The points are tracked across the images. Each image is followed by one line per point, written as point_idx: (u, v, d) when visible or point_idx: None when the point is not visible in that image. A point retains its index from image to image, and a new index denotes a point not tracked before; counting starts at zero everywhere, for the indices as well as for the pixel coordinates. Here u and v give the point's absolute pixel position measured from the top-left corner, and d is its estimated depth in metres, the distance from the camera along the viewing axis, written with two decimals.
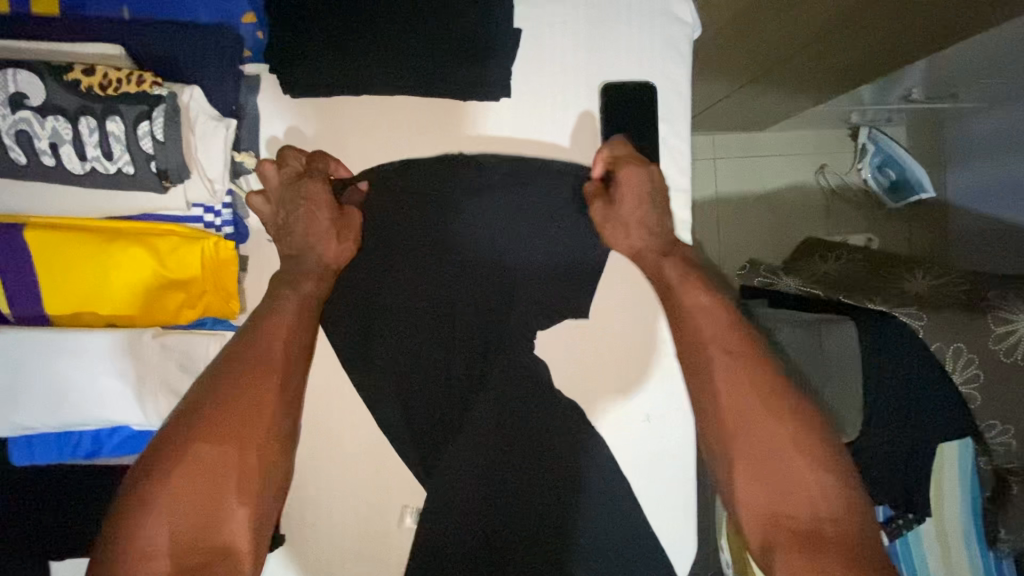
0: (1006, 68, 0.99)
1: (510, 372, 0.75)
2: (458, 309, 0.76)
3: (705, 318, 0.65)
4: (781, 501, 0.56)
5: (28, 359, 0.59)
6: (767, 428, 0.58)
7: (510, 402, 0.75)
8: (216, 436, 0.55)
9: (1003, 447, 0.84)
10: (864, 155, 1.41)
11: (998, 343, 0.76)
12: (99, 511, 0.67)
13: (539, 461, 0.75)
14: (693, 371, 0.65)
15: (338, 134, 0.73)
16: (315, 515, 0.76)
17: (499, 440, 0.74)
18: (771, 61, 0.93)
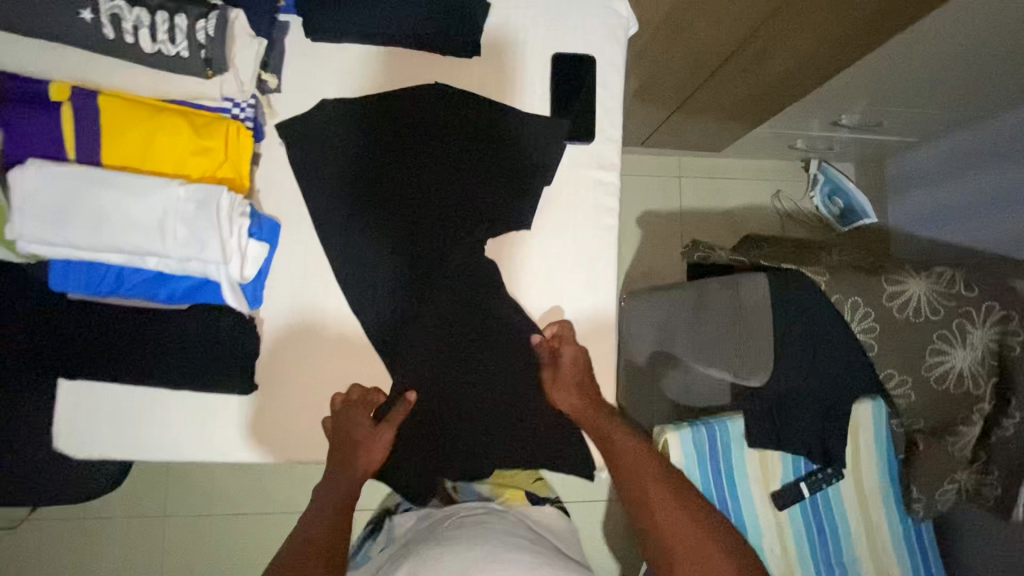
0: (913, 94, 1.15)
1: (456, 261, 0.78)
2: (409, 205, 0.78)
3: (633, 448, 0.78)
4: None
5: (67, 193, 0.62)
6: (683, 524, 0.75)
7: (453, 288, 0.78)
8: None
9: (906, 400, 0.94)
10: (816, 185, 1.57)
11: (892, 300, 0.90)
12: (109, 359, 0.71)
13: (476, 343, 0.79)
14: (632, 493, 0.77)
15: (308, 70, 0.79)
16: (271, 404, 0.75)
17: (439, 322, 0.78)
18: (706, 71, 1.10)
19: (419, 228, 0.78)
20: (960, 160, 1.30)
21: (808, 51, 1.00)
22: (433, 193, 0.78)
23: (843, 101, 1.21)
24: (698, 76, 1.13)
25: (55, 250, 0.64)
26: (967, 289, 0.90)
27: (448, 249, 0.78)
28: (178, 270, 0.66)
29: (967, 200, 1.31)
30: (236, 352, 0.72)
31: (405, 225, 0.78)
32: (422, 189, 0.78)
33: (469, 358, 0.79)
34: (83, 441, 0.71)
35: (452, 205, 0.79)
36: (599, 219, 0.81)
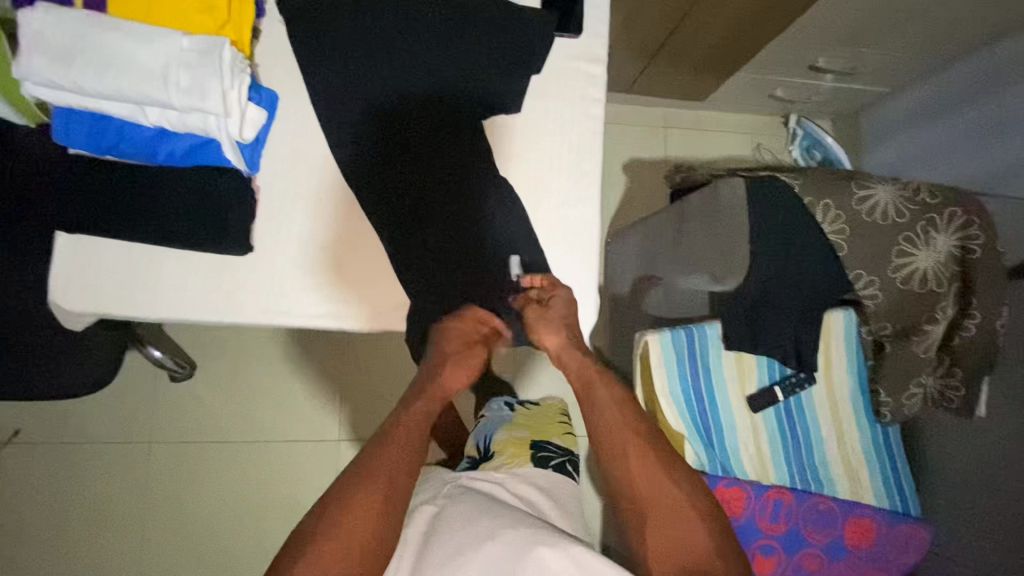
0: (878, 37, 1.21)
1: (449, 164, 0.81)
2: (400, 104, 0.80)
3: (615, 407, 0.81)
4: (681, 545, 0.70)
5: (75, 35, 0.65)
6: (666, 491, 0.74)
7: (448, 195, 0.81)
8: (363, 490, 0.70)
9: (874, 303, 0.97)
10: (794, 139, 1.62)
11: (862, 204, 0.95)
12: (106, 215, 0.72)
13: (469, 252, 0.82)
14: (616, 458, 0.78)
15: None
16: (268, 268, 0.77)
17: (437, 234, 0.81)
18: (678, 12, 1.14)
19: (413, 135, 0.81)
20: (932, 108, 1.37)
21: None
22: (428, 103, 0.80)
23: (814, 44, 1.26)
24: (674, 17, 1.16)
25: (60, 94, 0.66)
26: (931, 197, 0.95)
27: (441, 157, 0.81)
28: (178, 122, 0.69)
29: (938, 144, 1.37)
30: (234, 211, 0.74)
31: (399, 139, 0.80)
32: (417, 94, 0.80)
33: (459, 266, 0.81)
34: (82, 294, 0.74)
35: (445, 113, 0.81)
36: (586, 107, 0.85)
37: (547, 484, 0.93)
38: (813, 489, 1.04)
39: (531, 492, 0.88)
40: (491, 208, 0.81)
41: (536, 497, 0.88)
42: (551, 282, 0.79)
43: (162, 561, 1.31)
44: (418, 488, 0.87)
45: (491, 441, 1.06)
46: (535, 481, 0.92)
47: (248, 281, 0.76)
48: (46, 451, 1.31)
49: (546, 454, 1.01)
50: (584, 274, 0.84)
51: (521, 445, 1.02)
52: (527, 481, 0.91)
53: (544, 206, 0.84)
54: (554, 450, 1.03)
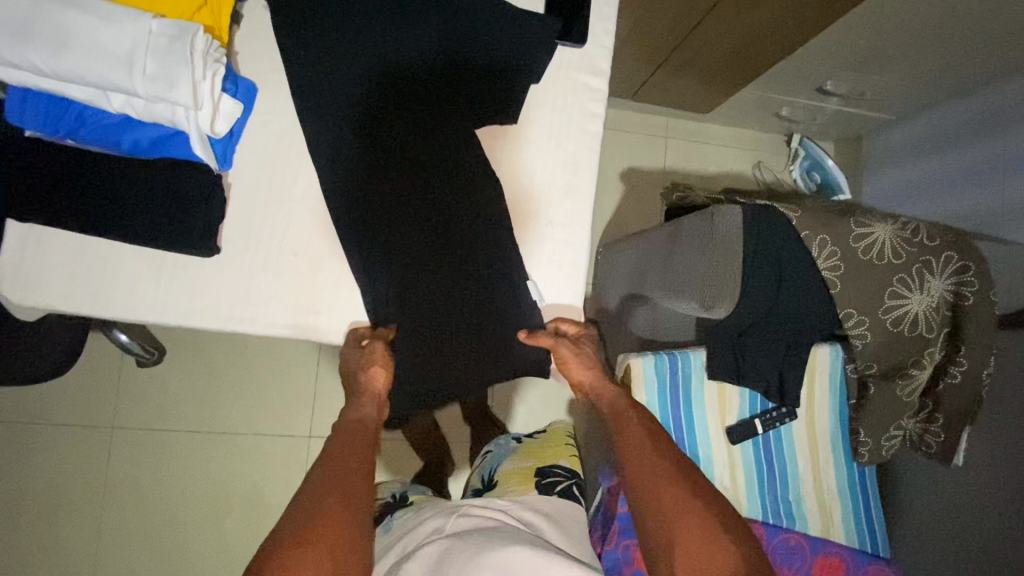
0: (889, 64, 1.18)
1: (440, 198, 0.78)
2: (391, 128, 0.76)
3: (640, 431, 0.82)
4: (706, 554, 0.66)
5: (31, 10, 0.59)
6: (693, 500, 0.72)
7: (438, 232, 0.78)
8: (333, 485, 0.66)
9: (862, 343, 0.95)
10: (796, 160, 1.58)
11: (858, 242, 0.92)
12: (55, 205, 0.66)
13: (458, 297, 0.78)
14: (642, 470, 0.77)
15: None
16: (240, 270, 0.73)
17: (427, 279, 0.78)
18: (690, 22, 1.10)
19: (408, 171, 0.77)
20: (936, 138, 1.35)
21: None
22: (427, 144, 0.77)
23: (823, 66, 1.22)
24: (683, 27, 1.12)
25: (12, 73, 0.61)
26: (930, 239, 0.93)
27: (435, 195, 0.78)
28: (143, 111, 0.64)
29: (939, 175, 1.35)
30: (200, 209, 0.69)
31: (392, 173, 0.76)
32: (410, 124, 0.76)
33: (446, 311, 0.78)
34: (32, 289, 0.69)
35: (443, 150, 0.77)
36: (584, 122, 0.81)
37: (550, 510, 0.94)
38: (784, 524, 1.03)
39: (533, 517, 0.90)
40: (476, 235, 0.78)
41: (539, 521, 0.90)
42: (581, 327, 0.80)
43: (122, 551, 1.27)
44: (419, 518, 0.90)
45: (497, 475, 1.07)
46: (539, 508, 0.93)
47: (217, 283, 0.73)
48: (5, 433, 1.26)
49: (552, 479, 1.02)
50: (567, 306, 0.81)
51: (526, 474, 1.03)
52: (532, 508, 0.93)
53: (532, 227, 0.80)
54: (561, 474, 1.03)
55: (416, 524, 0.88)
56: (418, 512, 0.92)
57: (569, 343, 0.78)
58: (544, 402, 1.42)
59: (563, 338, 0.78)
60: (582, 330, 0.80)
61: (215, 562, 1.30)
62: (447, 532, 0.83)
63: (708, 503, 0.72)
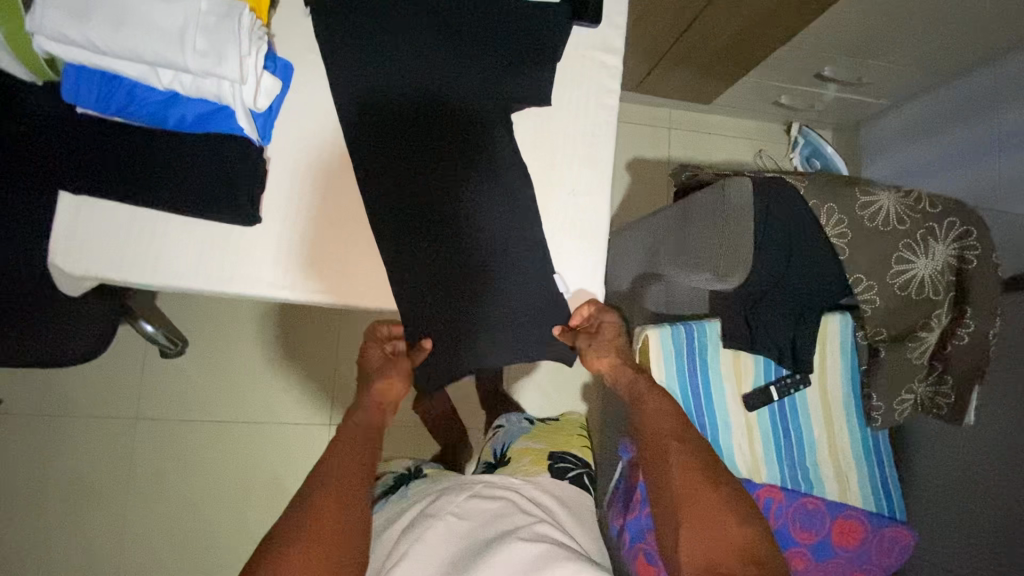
0: (884, 48, 1.23)
1: (457, 184, 0.81)
2: (413, 113, 0.80)
3: (661, 418, 0.85)
4: (711, 545, 0.74)
5: None
6: (705, 493, 0.78)
7: (457, 217, 0.81)
8: (334, 481, 0.75)
9: (872, 307, 0.98)
10: (796, 147, 1.64)
11: (864, 210, 0.96)
12: (108, 179, 0.70)
13: (474, 284, 0.81)
14: (663, 462, 0.82)
15: None
16: (279, 240, 0.76)
17: (444, 267, 0.80)
18: (693, 13, 1.15)
19: (425, 160, 0.80)
20: (930, 121, 1.40)
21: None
22: (448, 133, 0.81)
23: (821, 52, 1.27)
24: (686, 18, 1.17)
25: (72, 51, 0.65)
26: (932, 206, 0.97)
27: (451, 183, 0.81)
28: (190, 86, 0.68)
29: (937, 156, 1.40)
30: (244, 182, 0.72)
31: (410, 159, 0.80)
32: (428, 112, 0.80)
33: (463, 297, 0.81)
34: (82, 258, 0.71)
35: (460, 136, 0.81)
36: (602, 98, 0.85)
37: (563, 494, 0.98)
38: (802, 490, 1.05)
39: (545, 501, 0.94)
40: (496, 216, 0.81)
41: (551, 504, 0.94)
42: (596, 313, 0.84)
43: (144, 541, 1.28)
44: (438, 490, 0.93)
45: (510, 452, 1.10)
46: (553, 491, 0.97)
47: (254, 253, 0.75)
48: (31, 425, 1.28)
49: (565, 465, 1.05)
50: (592, 287, 0.85)
51: (539, 456, 1.06)
52: (543, 489, 0.97)
53: (556, 199, 0.84)
54: (573, 461, 1.07)
55: (436, 492, 0.92)
56: (434, 483, 0.97)
57: (586, 336, 0.85)
58: (559, 385, 1.45)
59: (581, 331, 0.84)
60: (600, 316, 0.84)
61: (234, 553, 1.31)
62: (456, 510, 0.87)
63: (722, 494, 0.78)
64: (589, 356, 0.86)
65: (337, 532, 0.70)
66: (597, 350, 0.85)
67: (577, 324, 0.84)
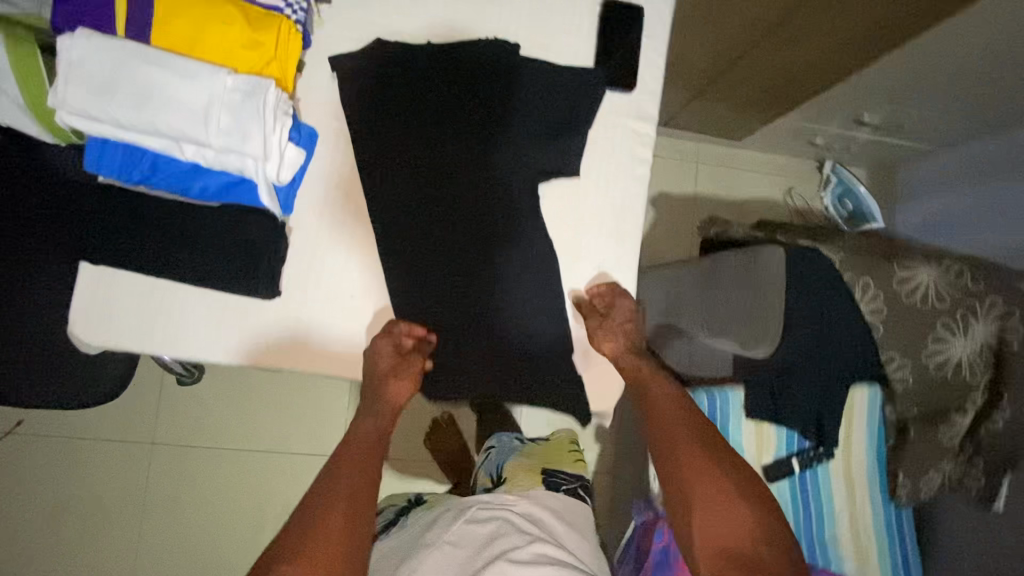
0: (927, 100, 1.18)
1: (479, 258, 0.78)
2: (438, 183, 0.78)
3: (667, 395, 0.73)
4: (728, 533, 0.62)
5: (116, 69, 0.62)
6: (715, 471, 0.66)
7: (479, 290, 0.78)
8: (337, 498, 0.63)
9: (903, 385, 0.95)
10: (828, 186, 1.60)
11: (901, 285, 0.93)
12: (127, 249, 0.69)
13: (487, 364, 0.78)
14: (666, 439, 0.70)
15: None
16: (296, 314, 0.74)
17: (459, 345, 0.78)
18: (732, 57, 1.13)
19: (451, 232, 0.78)
20: (969, 172, 1.34)
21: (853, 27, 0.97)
22: (475, 204, 0.78)
23: (863, 99, 1.22)
24: (724, 62, 1.16)
25: (93, 126, 0.63)
26: (974, 282, 0.93)
27: (472, 258, 0.78)
28: (211, 161, 0.66)
29: (981, 207, 1.32)
30: (265, 255, 0.71)
31: (433, 232, 0.78)
32: (454, 183, 0.78)
33: (476, 377, 0.77)
34: (100, 326, 0.70)
35: (485, 207, 0.79)
36: (634, 168, 0.82)
37: (559, 506, 0.92)
38: (820, 564, 1.02)
39: (542, 515, 0.87)
40: (520, 290, 0.79)
41: (546, 517, 0.87)
42: (608, 300, 0.79)
43: (153, 563, 1.30)
44: (429, 520, 0.88)
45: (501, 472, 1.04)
46: (547, 502, 0.91)
47: (271, 326, 0.73)
48: (48, 444, 1.30)
49: (557, 479, 0.99)
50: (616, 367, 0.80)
51: (532, 472, 1.00)
52: (539, 502, 0.90)
53: (583, 272, 0.81)
54: (566, 477, 1.00)
55: (430, 521, 0.88)
56: (431, 510, 0.93)
57: (597, 318, 0.78)
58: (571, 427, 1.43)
59: (591, 312, 0.78)
60: (614, 299, 0.78)
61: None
62: (451, 537, 0.81)
63: (734, 474, 0.66)
64: (596, 339, 0.77)
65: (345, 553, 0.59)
66: (606, 333, 0.77)
67: (588, 305, 0.80)
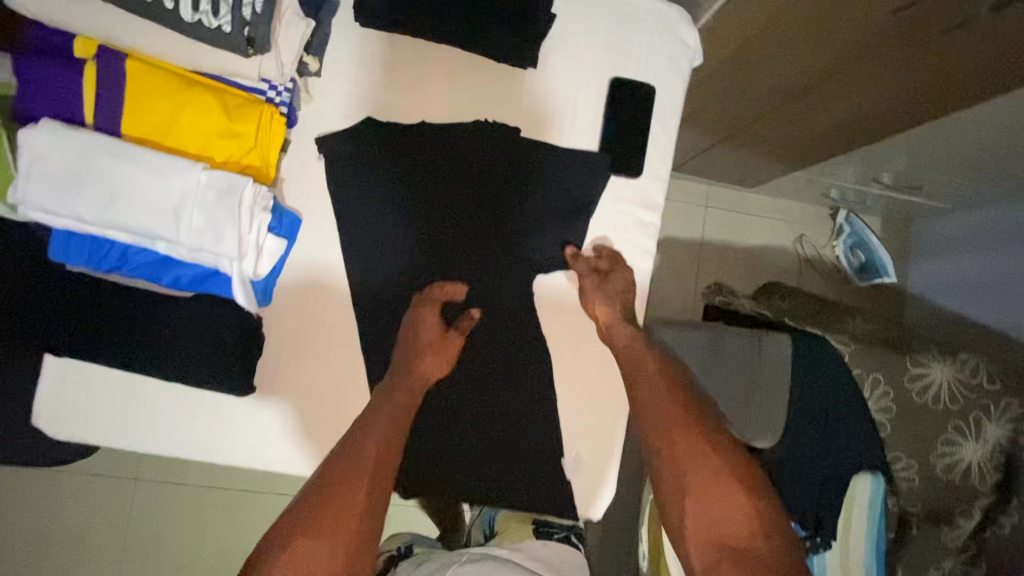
0: (967, 173, 1.00)
1: (468, 351, 0.74)
2: (425, 272, 0.74)
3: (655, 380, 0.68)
4: (724, 525, 0.54)
5: (80, 165, 0.57)
6: (708, 463, 0.59)
7: (464, 385, 0.74)
8: (338, 479, 0.56)
9: (907, 482, 0.90)
10: (840, 235, 1.48)
11: (913, 383, 0.92)
12: (91, 341, 0.65)
13: (470, 466, 0.74)
14: (657, 422, 0.64)
15: (355, 65, 0.73)
16: (270, 409, 0.70)
17: (443, 446, 0.74)
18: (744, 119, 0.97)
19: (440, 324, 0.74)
20: (997, 235, 1.12)
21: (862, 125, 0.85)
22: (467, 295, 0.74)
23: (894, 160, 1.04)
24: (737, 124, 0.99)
25: (56, 223, 0.59)
26: (992, 382, 0.86)
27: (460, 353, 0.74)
28: (183, 256, 0.62)
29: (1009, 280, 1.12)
30: (239, 353, 0.67)
31: None
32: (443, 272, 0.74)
33: (456, 479, 0.73)
34: (66, 420, 0.67)
35: (476, 299, 0.74)
36: (636, 259, 0.77)
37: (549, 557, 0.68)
38: None
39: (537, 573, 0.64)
40: (508, 387, 0.74)
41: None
42: (610, 260, 0.75)
43: None
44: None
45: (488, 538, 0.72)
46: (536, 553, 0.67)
47: (243, 421, 0.69)
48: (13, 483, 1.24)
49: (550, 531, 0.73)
50: (607, 475, 0.75)
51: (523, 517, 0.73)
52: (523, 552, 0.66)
53: (576, 369, 0.76)
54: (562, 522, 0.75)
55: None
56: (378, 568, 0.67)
57: (593, 281, 0.74)
58: None
59: (588, 272, 0.74)
60: (615, 257, 0.75)
61: None
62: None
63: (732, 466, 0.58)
64: (588, 298, 0.73)
65: (354, 537, 0.52)
66: (603, 293, 0.73)
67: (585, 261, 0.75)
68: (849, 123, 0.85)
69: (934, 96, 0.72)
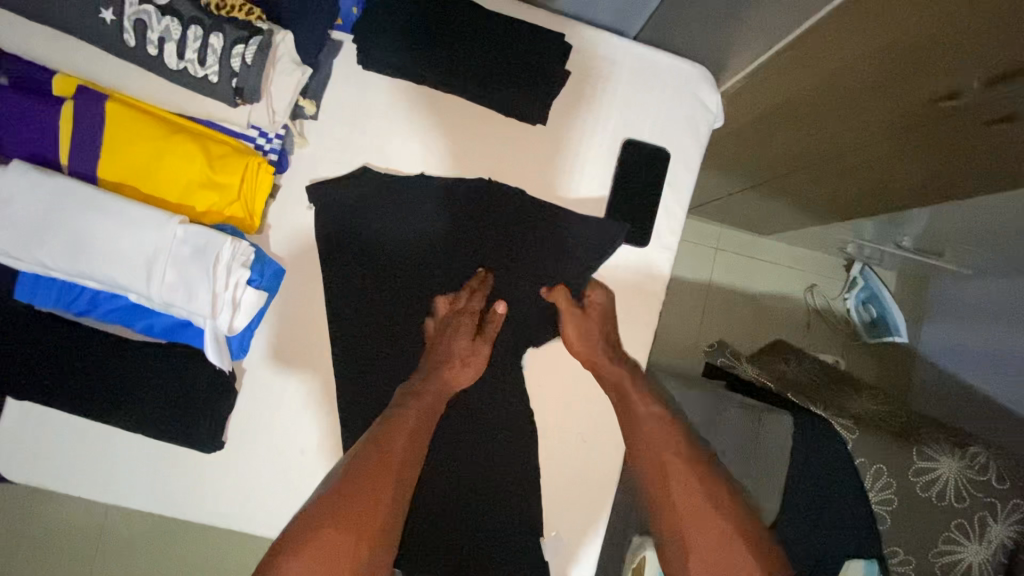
0: (997, 248, 0.90)
1: (448, 416, 0.71)
2: (410, 331, 0.70)
3: (654, 423, 0.66)
4: None
5: (51, 211, 0.54)
6: (713, 514, 0.58)
7: (441, 453, 0.70)
8: (370, 476, 0.57)
9: None
10: (852, 287, 1.34)
11: (918, 477, 0.83)
12: (50, 385, 0.62)
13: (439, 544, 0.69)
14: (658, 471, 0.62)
15: (356, 109, 0.70)
16: (234, 467, 0.66)
17: (416, 517, 0.69)
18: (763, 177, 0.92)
19: None
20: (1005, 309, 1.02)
21: (887, 194, 0.79)
22: None
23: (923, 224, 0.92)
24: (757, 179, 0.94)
25: (24, 266, 0.56)
26: (1000, 481, 0.82)
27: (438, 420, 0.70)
28: (155, 307, 0.59)
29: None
30: (206, 409, 0.64)
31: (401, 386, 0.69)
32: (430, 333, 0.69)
33: (425, 554, 0.69)
34: (26, 464, 0.64)
35: None
36: (635, 332, 0.73)
37: None
38: None
39: None
40: (488, 456, 0.71)
41: None
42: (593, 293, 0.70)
43: None
44: None
45: None
46: None
47: (205, 478, 0.66)
48: None
49: None
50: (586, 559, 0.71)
51: None
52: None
53: (562, 444, 0.72)
54: None
55: None
56: None
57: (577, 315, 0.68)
58: None
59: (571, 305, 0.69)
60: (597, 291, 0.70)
61: None
62: None
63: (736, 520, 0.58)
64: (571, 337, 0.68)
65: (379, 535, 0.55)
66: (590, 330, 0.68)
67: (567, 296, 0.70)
68: (873, 191, 0.80)
69: (959, 183, 0.67)
